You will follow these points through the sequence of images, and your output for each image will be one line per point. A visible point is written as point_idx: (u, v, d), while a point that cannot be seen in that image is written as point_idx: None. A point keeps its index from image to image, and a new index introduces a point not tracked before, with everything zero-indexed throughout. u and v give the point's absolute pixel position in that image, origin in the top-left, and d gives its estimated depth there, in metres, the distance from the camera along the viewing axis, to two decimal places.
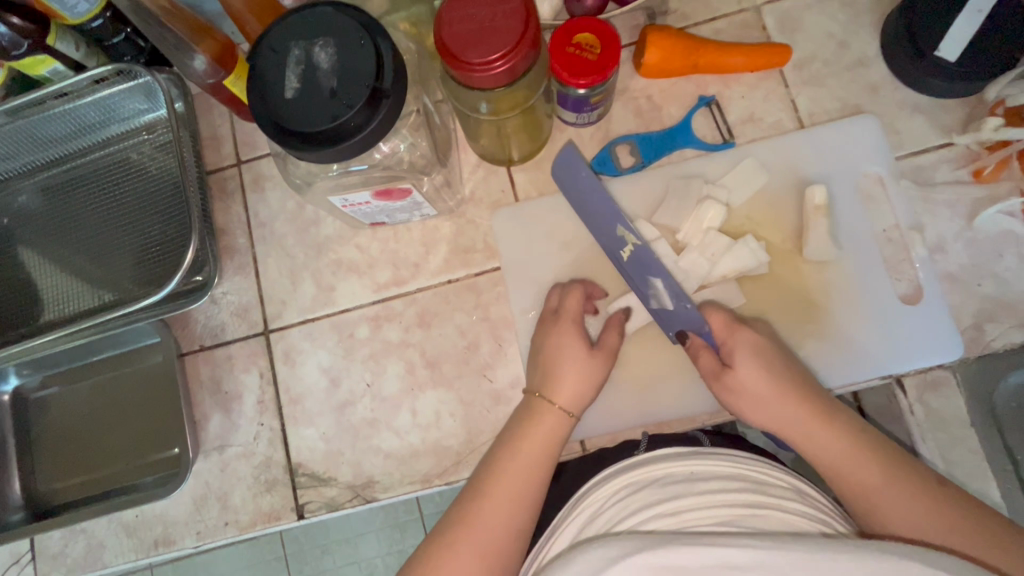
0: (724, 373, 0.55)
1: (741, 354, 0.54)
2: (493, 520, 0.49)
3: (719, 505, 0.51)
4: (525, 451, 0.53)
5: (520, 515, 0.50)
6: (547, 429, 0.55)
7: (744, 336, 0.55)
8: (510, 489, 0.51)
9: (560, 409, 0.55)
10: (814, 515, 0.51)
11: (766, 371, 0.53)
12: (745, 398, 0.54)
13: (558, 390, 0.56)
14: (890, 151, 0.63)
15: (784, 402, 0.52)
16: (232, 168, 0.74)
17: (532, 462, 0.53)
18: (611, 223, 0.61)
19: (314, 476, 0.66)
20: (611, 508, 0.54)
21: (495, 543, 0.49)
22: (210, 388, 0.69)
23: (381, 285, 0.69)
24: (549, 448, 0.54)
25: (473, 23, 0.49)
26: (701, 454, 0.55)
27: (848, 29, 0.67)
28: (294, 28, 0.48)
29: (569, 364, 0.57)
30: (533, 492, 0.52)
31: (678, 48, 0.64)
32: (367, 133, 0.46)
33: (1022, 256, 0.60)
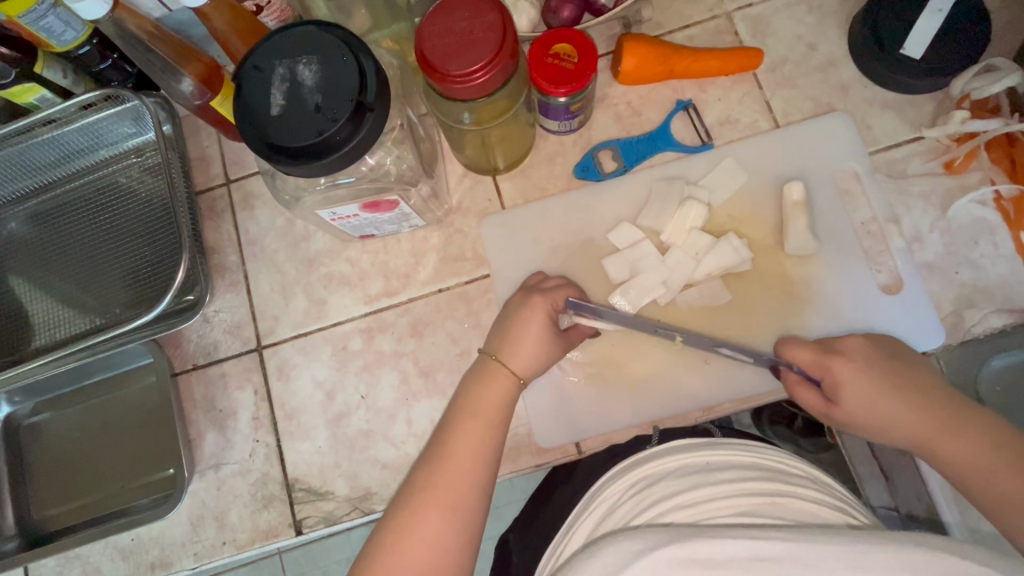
0: (832, 410, 0.54)
1: (847, 383, 0.53)
2: (449, 489, 0.51)
3: (738, 494, 0.52)
4: (476, 418, 0.54)
5: (478, 489, 0.52)
6: (499, 397, 0.56)
7: (845, 364, 0.53)
8: (463, 456, 0.52)
9: (511, 374, 0.56)
10: (832, 503, 0.53)
11: (877, 388, 0.52)
12: (864, 427, 0.52)
13: (513, 357, 0.57)
14: (863, 146, 0.65)
15: (907, 415, 0.50)
16: (222, 187, 0.75)
17: (482, 429, 0.54)
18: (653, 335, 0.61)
19: (311, 491, 0.66)
20: (628, 503, 0.56)
21: (457, 498, 0.51)
22: (204, 406, 0.69)
23: (372, 296, 0.69)
24: (498, 415, 0.55)
25: (452, 37, 0.50)
26: (713, 446, 0.59)
27: (817, 31, 0.69)
28: (278, 48, 0.49)
29: (527, 336, 0.57)
30: (488, 457, 0.53)
31: (654, 55, 0.66)
32: (353, 146, 0.48)
33: (996, 243, 0.62)
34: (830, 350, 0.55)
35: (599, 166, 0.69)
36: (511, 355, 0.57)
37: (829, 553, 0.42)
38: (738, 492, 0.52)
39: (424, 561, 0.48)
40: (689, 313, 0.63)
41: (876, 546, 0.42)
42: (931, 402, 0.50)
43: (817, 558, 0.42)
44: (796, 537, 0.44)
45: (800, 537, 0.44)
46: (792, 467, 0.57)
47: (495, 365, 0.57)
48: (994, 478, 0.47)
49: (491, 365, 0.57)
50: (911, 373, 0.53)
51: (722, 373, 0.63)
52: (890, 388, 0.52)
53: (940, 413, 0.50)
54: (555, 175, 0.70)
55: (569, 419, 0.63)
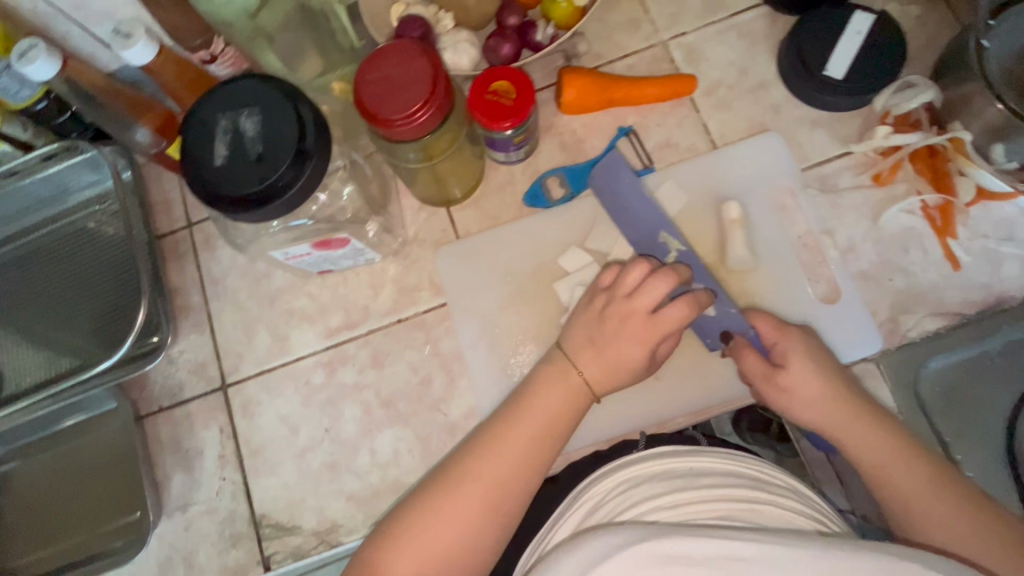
0: (777, 374, 0.56)
1: (797, 355, 0.56)
2: (491, 478, 0.52)
3: (716, 499, 0.52)
4: (541, 417, 0.55)
5: (519, 488, 0.52)
6: (562, 402, 0.55)
7: (795, 338, 0.58)
8: (517, 449, 0.53)
9: (584, 382, 0.56)
10: (809, 514, 0.54)
11: (820, 373, 0.55)
12: (794, 398, 0.55)
13: (586, 361, 0.56)
14: (795, 163, 0.69)
15: (831, 396, 0.54)
16: (184, 230, 0.76)
17: (539, 432, 0.54)
18: (655, 230, 0.63)
19: (278, 526, 0.67)
20: (611, 501, 0.56)
21: (501, 488, 0.52)
22: (170, 448, 0.70)
23: (333, 329, 0.71)
24: (554, 422, 0.55)
25: (388, 83, 0.52)
26: (700, 453, 0.58)
27: (748, 55, 0.73)
28: (221, 102, 0.52)
29: (619, 339, 0.56)
30: (539, 463, 0.53)
31: (592, 86, 0.69)
32: (295, 190, 0.50)
33: (925, 250, 0.65)
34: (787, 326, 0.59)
35: (547, 193, 0.71)
36: (584, 357, 0.57)
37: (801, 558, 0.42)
38: (717, 497, 0.53)
39: (451, 546, 0.50)
40: None
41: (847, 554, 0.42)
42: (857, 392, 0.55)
43: (788, 560, 0.42)
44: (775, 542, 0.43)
45: (777, 540, 0.44)
46: (775, 475, 0.58)
47: (569, 366, 0.57)
48: (897, 466, 0.51)
49: (564, 366, 0.57)
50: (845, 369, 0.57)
51: (673, 390, 0.64)
52: (831, 370, 0.56)
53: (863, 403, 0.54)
54: (505, 204, 0.72)
55: None
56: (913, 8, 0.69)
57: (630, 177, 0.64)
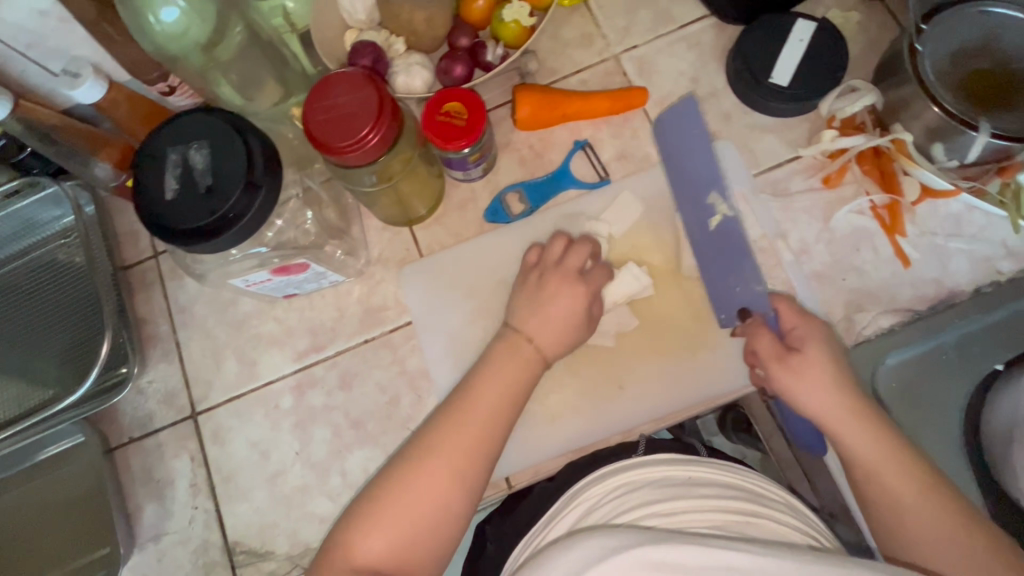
0: (790, 354, 0.57)
1: (813, 343, 0.58)
2: (454, 448, 0.55)
3: (710, 509, 0.54)
4: (498, 384, 0.58)
5: (481, 451, 0.55)
6: (513, 368, 0.59)
7: (815, 327, 0.59)
8: (481, 413, 0.57)
9: (535, 350, 0.60)
10: (802, 530, 0.55)
11: (835, 364, 0.56)
12: (800, 382, 0.56)
13: (536, 330, 0.61)
14: (747, 169, 0.70)
15: (839, 390, 0.55)
16: (151, 260, 0.77)
17: (493, 399, 0.58)
18: (705, 188, 0.66)
19: (251, 553, 0.67)
20: (607, 504, 0.57)
21: (469, 452, 0.55)
22: (141, 479, 0.70)
23: (301, 353, 0.71)
24: (507, 388, 0.58)
25: (335, 110, 0.54)
26: (700, 463, 0.60)
27: (697, 66, 0.74)
28: (170, 136, 0.52)
29: (559, 306, 0.61)
30: (498, 427, 0.57)
31: (545, 103, 0.71)
32: (247, 219, 0.50)
33: (876, 249, 0.66)
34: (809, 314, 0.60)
35: (507, 209, 0.72)
36: (530, 326, 0.61)
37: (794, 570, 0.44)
38: (711, 506, 0.54)
39: (420, 514, 0.53)
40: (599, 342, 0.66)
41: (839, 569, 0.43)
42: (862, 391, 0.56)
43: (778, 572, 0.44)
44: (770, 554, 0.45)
45: (771, 553, 0.45)
46: (770, 487, 0.59)
47: (515, 334, 0.61)
48: (892, 467, 0.52)
49: (511, 334, 0.61)
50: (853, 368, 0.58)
51: (638, 396, 0.65)
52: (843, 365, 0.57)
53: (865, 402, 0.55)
54: (467, 221, 0.73)
55: None
56: (854, 15, 0.72)
57: (700, 129, 0.68)
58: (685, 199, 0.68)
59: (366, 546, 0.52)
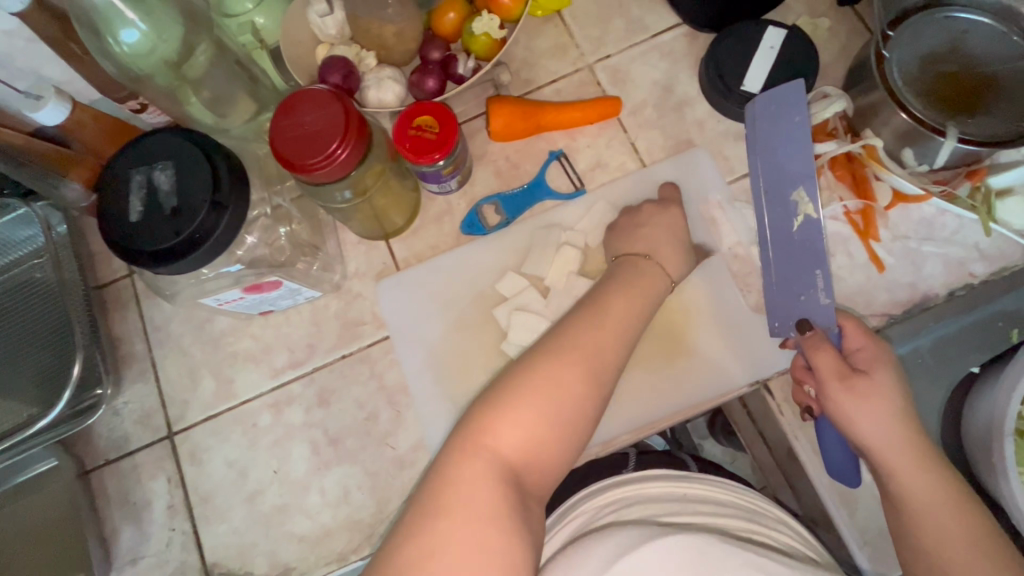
0: (853, 376, 0.53)
1: (879, 373, 0.53)
2: (603, 352, 0.54)
3: (713, 526, 0.56)
4: (627, 295, 0.59)
5: (615, 360, 0.55)
6: (658, 288, 0.61)
7: (883, 350, 0.55)
8: (617, 317, 0.57)
9: (658, 267, 0.61)
10: (800, 548, 0.56)
11: (899, 391, 0.53)
12: (859, 414, 0.52)
13: (665, 261, 0.62)
14: (721, 176, 0.70)
15: (901, 428, 0.51)
16: (125, 278, 0.76)
17: (623, 312, 0.57)
18: (792, 184, 0.62)
19: (230, 574, 0.66)
20: (607, 520, 0.57)
21: (614, 349, 0.55)
22: (118, 501, 0.69)
23: (278, 369, 0.71)
24: (649, 302, 0.59)
25: (302, 127, 0.53)
26: (695, 480, 0.60)
27: (670, 74, 0.75)
28: (134, 157, 0.52)
29: (680, 248, 0.63)
30: (630, 338, 0.57)
31: (519, 114, 0.71)
32: (214, 239, 0.50)
33: (851, 253, 0.66)
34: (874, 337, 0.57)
35: (484, 220, 0.72)
36: (662, 256, 0.62)
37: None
38: (713, 523, 0.56)
39: (551, 412, 0.50)
40: None
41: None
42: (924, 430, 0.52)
43: None
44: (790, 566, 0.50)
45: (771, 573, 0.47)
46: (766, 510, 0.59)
47: (645, 260, 0.62)
48: (949, 519, 0.48)
49: (638, 259, 0.61)
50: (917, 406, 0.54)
51: (618, 406, 0.65)
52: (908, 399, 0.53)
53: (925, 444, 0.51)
54: (444, 233, 0.73)
55: None
56: (823, 21, 0.72)
57: (801, 118, 0.62)
58: (768, 185, 0.64)
59: (508, 437, 0.49)
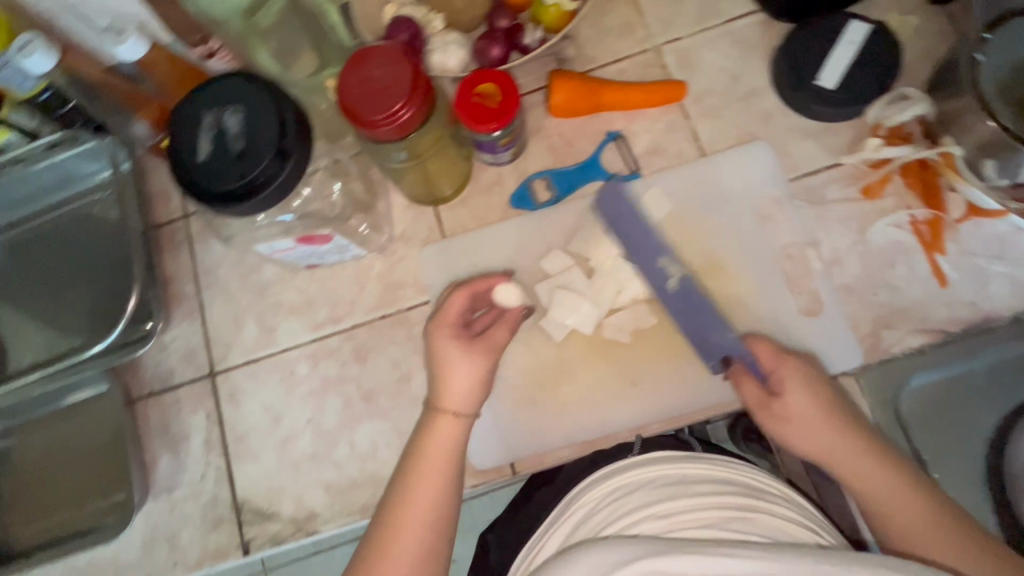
0: (772, 402, 0.57)
1: (796, 387, 0.57)
2: (419, 514, 0.54)
3: (707, 507, 0.55)
4: (433, 456, 0.57)
5: (445, 507, 0.55)
6: (453, 440, 0.58)
7: (795, 366, 0.58)
8: (427, 494, 0.55)
9: (454, 416, 0.58)
10: (805, 523, 0.56)
11: (814, 402, 0.56)
12: (793, 427, 0.56)
13: (454, 400, 0.59)
14: (783, 173, 0.68)
15: (834, 435, 0.55)
16: (181, 220, 0.78)
17: (439, 474, 0.56)
18: (655, 255, 0.65)
19: (258, 512, 0.68)
20: (606, 508, 0.58)
21: (429, 511, 0.55)
22: (159, 431, 0.72)
23: (319, 323, 0.73)
24: (450, 456, 0.57)
25: (368, 82, 0.53)
26: (695, 459, 0.61)
27: (740, 62, 0.72)
28: (206, 98, 0.53)
29: (456, 379, 0.59)
30: (450, 498, 0.56)
31: (581, 91, 0.69)
32: (276, 186, 0.51)
33: (912, 265, 0.64)
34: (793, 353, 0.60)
35: (533, 195, 0.72)
36: (451, 398, 0.59)
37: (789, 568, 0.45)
38: (707, 505, 0.55)
39: (405, 555, 0.53)
40: (614, 336, 0.66)
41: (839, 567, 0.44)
42: (850, 424, 0.55)
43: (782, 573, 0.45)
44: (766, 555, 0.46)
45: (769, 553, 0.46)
46: (766, 486, 0.58)
47: (442, 415, 0.58)
48: (897, 507, 0.52)
49: (436, 412, 0.58)
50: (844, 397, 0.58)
51: (649, 394, 0.65)
52: (821, 401, 0.56)
53: (857, 436, 0.55)
54: (492, 205, 0.73)
55: (503, 437, 0.66)
56: (912, 19, 0.69)
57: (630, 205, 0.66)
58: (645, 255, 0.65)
59: None
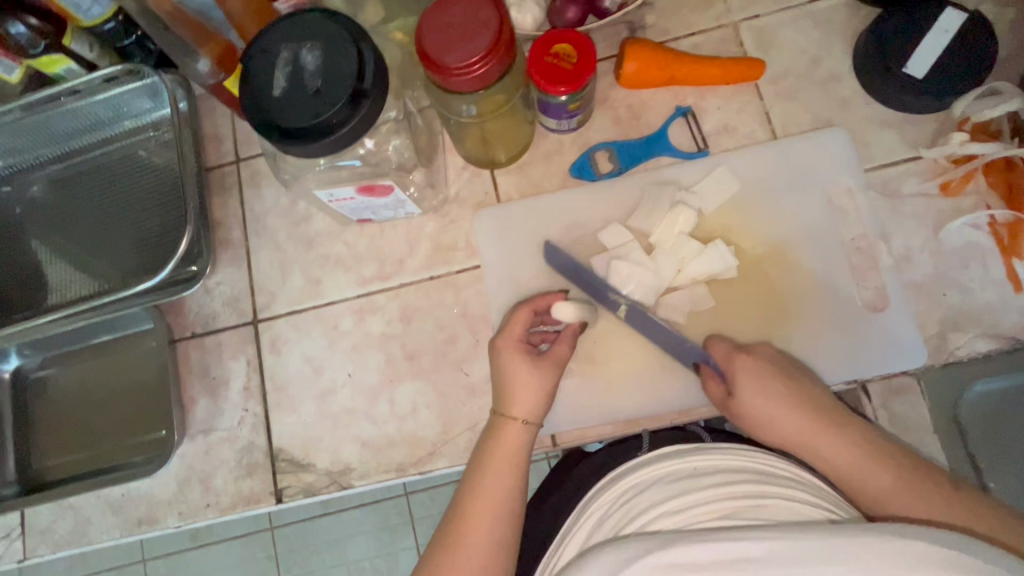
0: (730, 403, 0.56)
1: (744, 382, 0.55)
2: (485, 532, 0.52)
3: (721, 498, 0.51)
4: (502, 462, 0.55)
5: (512, 525, 0.53)
6: (519, 447, 0.56)
7: (752, 362, 0.56)
8: (493, 508, 0.53)
9: (522, 424, 0.56)
10: (823, 502, 0.51)
11: (765, 394, 0.54)
12: (752, 422, 0.55)
13: (523, 409, 0.57)
14: (858, 163, 0.66)
15: (793, 422, 0.52)
16: (231, 165, 0.77)
17: (507, 471, 0.55)
18: (603, 291, 0.64)
19: (293, 462, 0.68)
20: (618, 510, 0.55)
21: (496, 520, 0.52)
22: (198, 373, 0.72)
23: (366, 279, 0.72)
24: (518, 459, 0.55)
25: (448, 29, 0.52)
26: (701, 451, 0.57)
27: (822, 45, 0.69)
28: (285, 32, 0.51)
29: (523, 388, 0.57)
30: (515, 516, 0.54)
31: (655, 61, 0.67)
32: (348, 129, 0.49)
33: (987, 268, 0.62)
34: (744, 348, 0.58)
35: (595, 166, 0.70)
36: (516, 405, 0.57)
37: (807, 551, 0.42)
38: (720, 496, 0.51)
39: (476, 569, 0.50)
40: (669, 316, 0.64)
41: (851, 542, 0.41)
42: (812, 404, 0.53)
43: (797, 556, 0.42)
44: (780, 537, 0.43)
45: (779, 535, 0.44)
46: (779, 466, 0.55)
47: (507, 420, 0.57)
48: (871, 475, 0.49)
49: (503, 420, 0.57)
50: (802, 379, 0.55)
51: None
52: (778, 386, 0.54)
53: (816, 413, 0.53)
54: (551, 173, 0.71)
55: (548, 409, 0.65)
56: (1008, 12, 0.66)
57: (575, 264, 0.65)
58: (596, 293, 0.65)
59: None
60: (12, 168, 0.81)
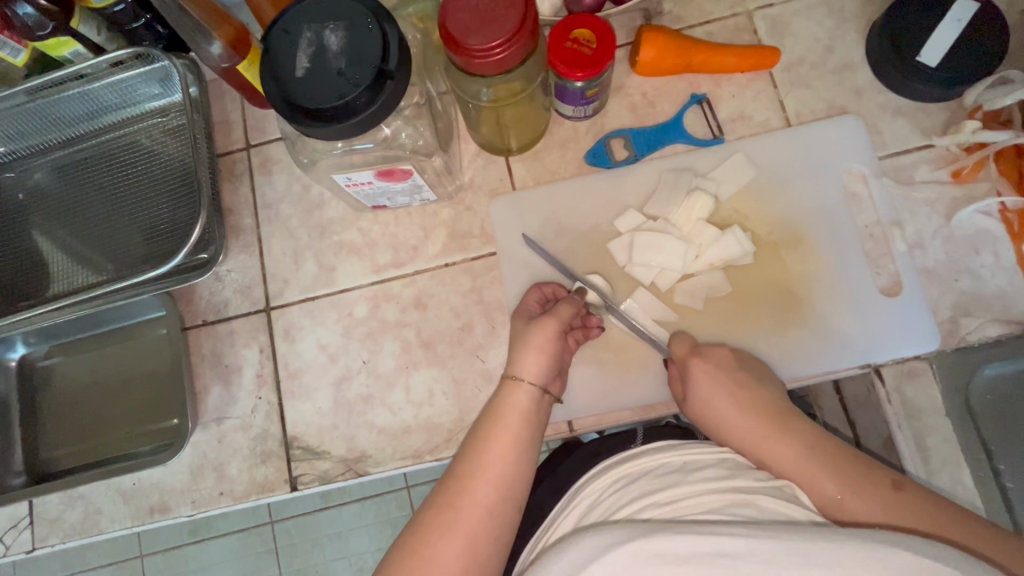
0: (684, 404, 0.59)
1: (699, 380, 0.58)
2: (475, 498, 0.50)
3: (708, 492, 0.50)
4: (501, 437, 0.54)
5: (508, 496, 0.51)
6: (524, 408, 0.56)
7: (697, 361, 0.58)
8: (486, 493, 0.51)
9: (528, 386, 0.56)
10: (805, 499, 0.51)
11: (722, 397, 0.56)
12: (710, 427, 0.57)
13: (526, 368, 0.57)
14: (872, 149, 0.67)
15: (743, 419, 0.54)
16: (242, 152, 0.77)
17: (510, 435, 0.54)
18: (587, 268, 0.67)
19: (308, 449, 0.68)
20: (608, 499, 0.54)
21: (480, 508, 0.50)
22: (210, 360, 0.71)
23: (380, 266, 0.71)
24: (526, 420, 0.55)
25: (475, 13, 0.51)
26: (693, 446, 0.56)
27: (834, 34, 0.70)
28: (308, 12, 0.51)
29: (533, 351, 0.58)
30: (512, 489, 0.52)
31: (672, 48, 0.67)
32: (372, 111, 0.49)
33: (998, 254, 0.63)
34: (699, 349, 0.60)
35: (610, 153, 0.70)
36: (522, 367, 0.57)
37: (789, 550, 0.42)
38: (710, 489, 0.50)
39: (461, 537, 0.49)
40: (685, 301, 0.65)
41: (835, 545, 0.41)
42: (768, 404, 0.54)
43: (775, 554, 0.42)
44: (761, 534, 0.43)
45: (762, 533, 0.43)
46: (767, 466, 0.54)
47: (513, 381, 0.57)
48: (818, 476, 0.49)
49: (504, 379, 0.58)
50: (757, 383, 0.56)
51: None
52: (728, 385, 0.56)
53: (776, 419, 0.53)
54: (566, 160, 0.71)
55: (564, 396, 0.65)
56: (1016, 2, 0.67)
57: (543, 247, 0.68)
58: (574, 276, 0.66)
59: None
60: (15, 154, 0.79)
